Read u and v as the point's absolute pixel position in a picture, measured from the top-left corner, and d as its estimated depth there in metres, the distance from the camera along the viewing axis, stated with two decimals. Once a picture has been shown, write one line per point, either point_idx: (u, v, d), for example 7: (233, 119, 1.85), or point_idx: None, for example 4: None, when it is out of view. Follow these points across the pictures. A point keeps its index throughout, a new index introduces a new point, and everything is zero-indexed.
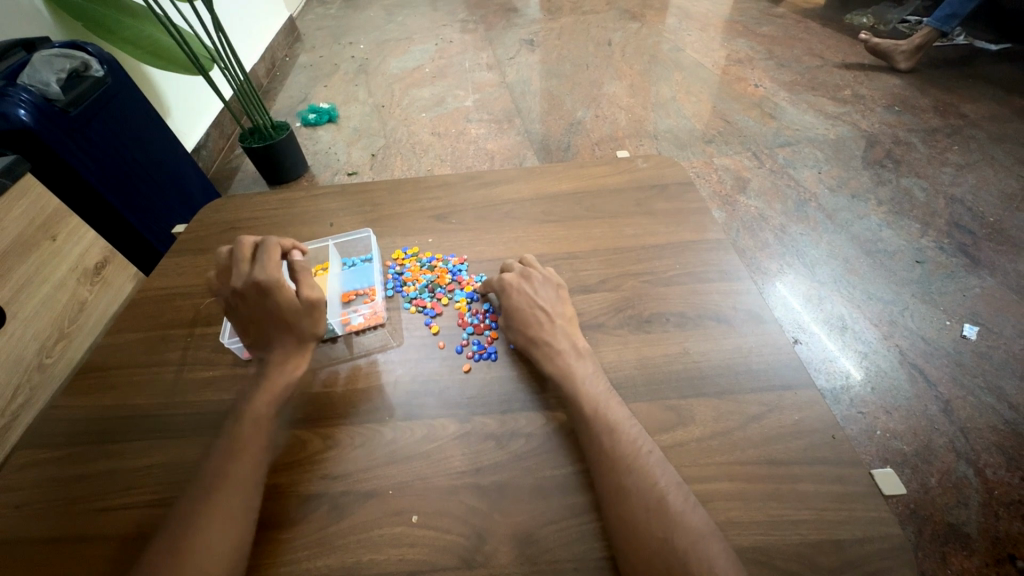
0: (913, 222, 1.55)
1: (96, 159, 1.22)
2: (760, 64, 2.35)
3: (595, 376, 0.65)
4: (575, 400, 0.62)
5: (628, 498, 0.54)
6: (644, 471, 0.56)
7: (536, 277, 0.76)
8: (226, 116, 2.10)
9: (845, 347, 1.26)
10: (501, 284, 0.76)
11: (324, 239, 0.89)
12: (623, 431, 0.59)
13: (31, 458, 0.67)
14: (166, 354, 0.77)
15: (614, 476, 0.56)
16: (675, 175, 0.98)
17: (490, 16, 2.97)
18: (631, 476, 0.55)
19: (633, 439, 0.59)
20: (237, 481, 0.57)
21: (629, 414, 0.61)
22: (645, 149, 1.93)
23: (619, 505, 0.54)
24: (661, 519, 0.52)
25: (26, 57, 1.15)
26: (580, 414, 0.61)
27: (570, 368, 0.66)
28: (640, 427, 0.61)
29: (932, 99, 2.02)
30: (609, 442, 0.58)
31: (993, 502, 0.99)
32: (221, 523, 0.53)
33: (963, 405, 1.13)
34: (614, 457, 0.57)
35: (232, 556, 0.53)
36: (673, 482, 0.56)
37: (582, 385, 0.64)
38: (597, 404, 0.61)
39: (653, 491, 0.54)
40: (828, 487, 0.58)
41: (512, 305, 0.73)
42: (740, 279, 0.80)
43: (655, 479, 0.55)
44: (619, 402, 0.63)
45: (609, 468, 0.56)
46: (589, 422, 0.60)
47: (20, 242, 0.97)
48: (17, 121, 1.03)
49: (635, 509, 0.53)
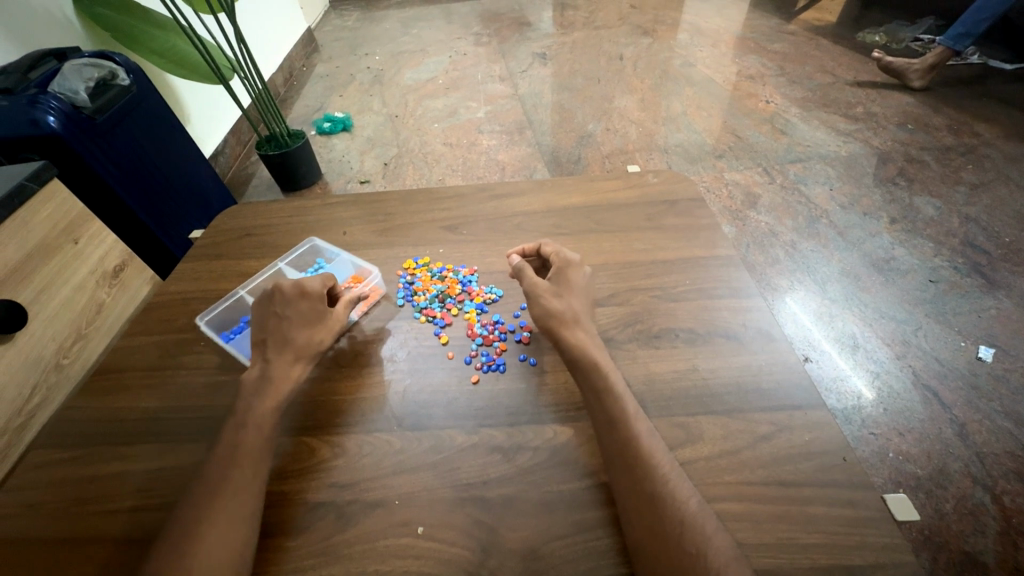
0: (926, 240, 1.53)
1: (118, 164, 1.25)
2: (772, 80, 2.36)
3: (624, 382, 0.65)
4: (611, 405, 0.61)
5: (658, 510, 0.53)
6: (674, 488, 0.55)
7: (579, 268, 0.78)
8: (243, 124, 2.15)
9: (856, 366, 1.24)
10: (568, 262, 0.78)
11: (272, 265, 0.91)
12: (654, 444, 0.59)
13: (46, 457, 0.68)
14: (179, 358, 0.78)
15: (646, 487, 0.55)
16: (686, 190, 0.99)
17: (503, 29, 3.02)
18: (661, 488, 0.55)
19: (663, 453, 0.58)
20: (228, 484, 0.57)
21: (654, 427, 0.61)
22: (655, 163, 1.94)
23: (647, 518, 0.53)
24: (692, 537, 0.52)
25: (56, 65, 1.19)
26: (614, 420, 0.60)
27: (608, 368, 0.65)
28: (666, 442, 0.60)
29: (946, 118, 2.01)
30: (640, 452, 0.57)
31: (1011, 532, 0.97)
32: (231, 522, 0.54)
33: (978, 429, 1.11)
34: (644, 469, 0.56)
35: (232, 559, 0.53)
36: (701, 502, 0.55)
37: (619, 389, 0.63)
38: (631, 413, 0.61)
39: (684, 507, 0.54)
40: (839, 511, 0.57)
41: (574, 286, 0.75)
42: (750, 296, 0.79)
43: (685, 496, 0.55)
44: (645, 415, 0.62)
45: (641, 478, 0.56)
46: (620, 429, 0.59)
47: (42, 245, 1.00)
48: (47, 127, 1.07)
49: (667, 522, 0.53)
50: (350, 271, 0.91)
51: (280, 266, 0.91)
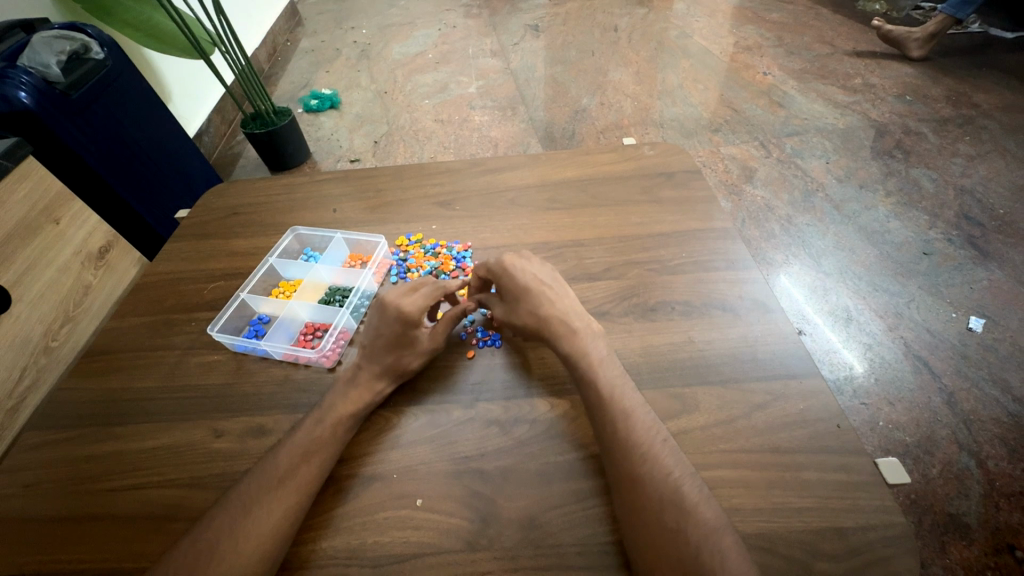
0: (921, 213, 1.53)
1: (98, 142, 1.21)
2: (769, 51, 2.31)
3: (609, 358, 0.65)
4: (592, 385, 0.61)
5: (644, 484, 0.54)
6: (658, 460, 0.56)
7: (531, 258, 0.75)
8: (227, 101, 2.08)
9: (850, 339, 1.25)
10: (512, 257, 0.74)
11: (264, 263, 0.86)
12: (640, 418, 0.59)
13: (40, 438, 0.67)
14: (170, 339, 0.77)
15: (632, 464, 0.55)
16: (682, 162, 0.97)
17: (494, 0, 2.92)
18: (643, 465, 0.55)
19: (649, 426, 0.59)
20: None
21: (643, 401, 0.61)
22: (650, 137, 1.91)
23: (633, 492, 0.54)
24: (673, 511, 0.53)
25: (25, 37, 1.13)
26: (596, 399, 0.61)
27: (584, 349, 0.65)
28: (654, 416, 0.60)
29: (945, 88, 1.98)
30: (624, 429, 0.58)
31: (994, 494, 1.00)
32: (253, 521, 0.54)
33: (966, 397, 1.13)
34: (628, 444, 0.57)
35: (223, 540, 0.53)
36: (687, 472, 0.55)
37: (596, 371, 0.63)
38: (616, 389, 0.61)
39: (668, 479, 0.54)
40: (831, 476, 0.58)
41: (535, 275, 0.72)
42: (747, 268, 0.79)
43: (668, 469, 0.55)
44: (632, 390, 0.62)
45: (625, 454, 0.56)
46: (602, 408, 0.60)
47: (23, 226, 0.97)
48: (18, 103, 1.03)
49: (652, 496, 0.53)
50: (344, 252, 0.92)
51: (272, 261, 0.87)
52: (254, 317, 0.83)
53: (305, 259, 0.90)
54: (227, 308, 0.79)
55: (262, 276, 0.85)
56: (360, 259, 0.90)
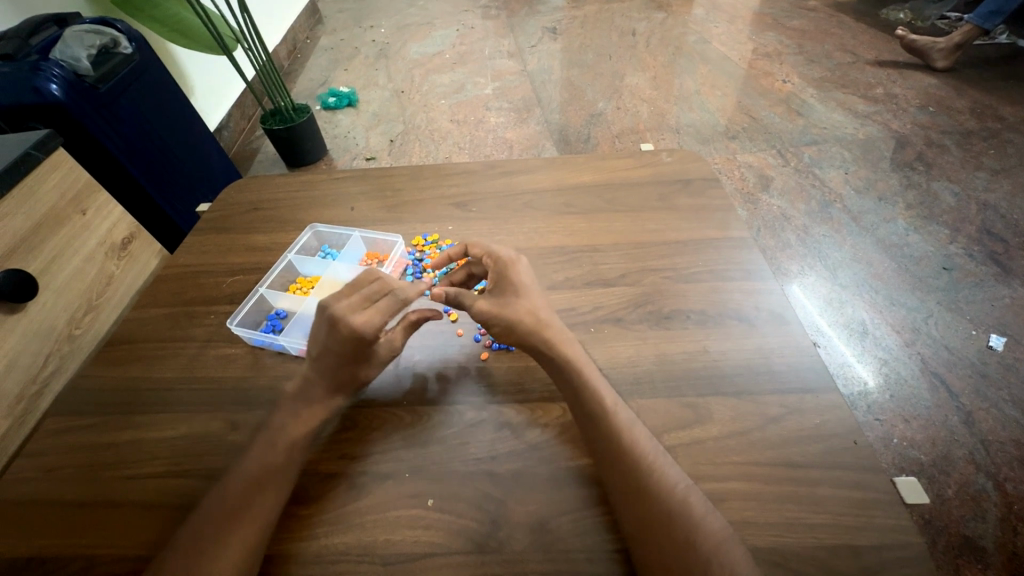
0: (942, 227, 1.50)
1: (123, 134, 1.24)
2: (789, 59, 2.28)
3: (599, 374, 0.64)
4: (588, 399, 0.61)
5: (647, 498, 0.54)
6: (663, 473, 0.56)
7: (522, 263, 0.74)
8: (247, 96, 2.11)
9: (864, 353, 1.24)
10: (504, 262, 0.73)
11: (282, 259, 0.87)
12: (637, 433, 0.58)
13: (62, 425, 0.69)
14: (189, 331, 0.78)
15: (634, 480, 0.55)
16: (700, 170, 0.96)
17: (512, 2, 2.93)
18: (647, 478, 0.55)
19: (646, 441, 0.58)
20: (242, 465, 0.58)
21: (636, 415, 0.61)
22: (666, 143, 1.90)
23: (637, 507, 0.54)
24: (682, 523, 0.52)
25: (57, 31, 1.16)
26: (594, 414, 0.60)
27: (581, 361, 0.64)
28: (649, 431, 0.60)
29: (970, 100, 1.94)
30: (624, 446, 0.57)
31: (1012, 518, 0.97)
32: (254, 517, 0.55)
33: (985, 417, 1.11)
34: (632, 456, 0.56)
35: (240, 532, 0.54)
36: (689, 484, 0.55)
37: (594, 385, 0.62)
38: (611, 405, 0.60)
39: (671, 493, 0.54)
40: (846, 493, 0.57)
41: (517, 284, 0.71)
42: (763, 279, 0.78)
43: (673, 481, 0.55)
44: (625, 406, 0.61)
45: (626, 471, 0.56)
46: (603, 422, 0.59)
47: (51, 216, 1.00)
48: (50, 95, 1.06)
49: (656, 510, 0.53)
50: (362, 250, 0.92)
51: (290, 257, 0.88)
52: (271, 312, 0.84)
53: (323, 256, 0.91)
54: (246, 300, 0.81)
55: (280, 272, 0.86)
56: (377, 257, 0.90)
